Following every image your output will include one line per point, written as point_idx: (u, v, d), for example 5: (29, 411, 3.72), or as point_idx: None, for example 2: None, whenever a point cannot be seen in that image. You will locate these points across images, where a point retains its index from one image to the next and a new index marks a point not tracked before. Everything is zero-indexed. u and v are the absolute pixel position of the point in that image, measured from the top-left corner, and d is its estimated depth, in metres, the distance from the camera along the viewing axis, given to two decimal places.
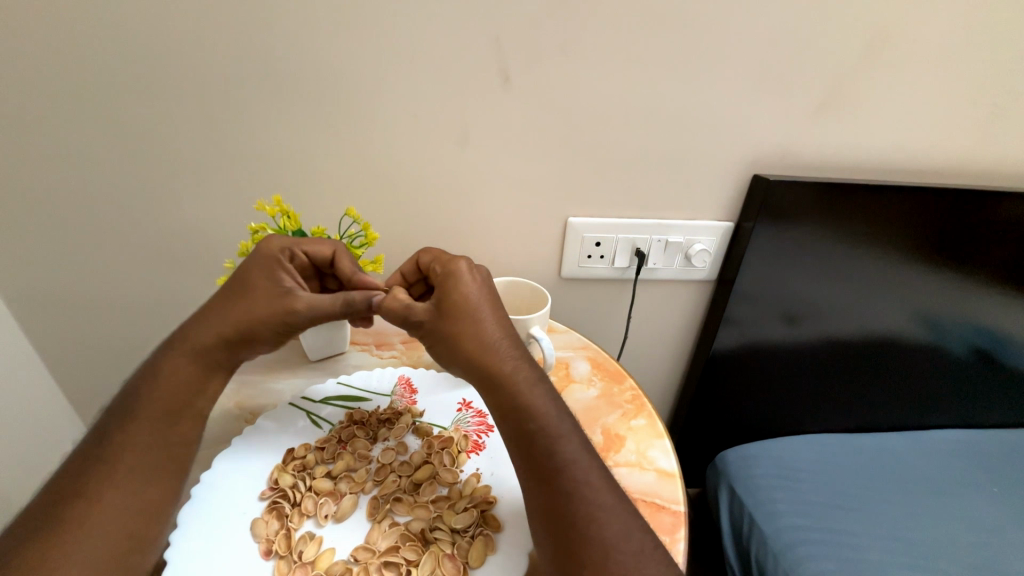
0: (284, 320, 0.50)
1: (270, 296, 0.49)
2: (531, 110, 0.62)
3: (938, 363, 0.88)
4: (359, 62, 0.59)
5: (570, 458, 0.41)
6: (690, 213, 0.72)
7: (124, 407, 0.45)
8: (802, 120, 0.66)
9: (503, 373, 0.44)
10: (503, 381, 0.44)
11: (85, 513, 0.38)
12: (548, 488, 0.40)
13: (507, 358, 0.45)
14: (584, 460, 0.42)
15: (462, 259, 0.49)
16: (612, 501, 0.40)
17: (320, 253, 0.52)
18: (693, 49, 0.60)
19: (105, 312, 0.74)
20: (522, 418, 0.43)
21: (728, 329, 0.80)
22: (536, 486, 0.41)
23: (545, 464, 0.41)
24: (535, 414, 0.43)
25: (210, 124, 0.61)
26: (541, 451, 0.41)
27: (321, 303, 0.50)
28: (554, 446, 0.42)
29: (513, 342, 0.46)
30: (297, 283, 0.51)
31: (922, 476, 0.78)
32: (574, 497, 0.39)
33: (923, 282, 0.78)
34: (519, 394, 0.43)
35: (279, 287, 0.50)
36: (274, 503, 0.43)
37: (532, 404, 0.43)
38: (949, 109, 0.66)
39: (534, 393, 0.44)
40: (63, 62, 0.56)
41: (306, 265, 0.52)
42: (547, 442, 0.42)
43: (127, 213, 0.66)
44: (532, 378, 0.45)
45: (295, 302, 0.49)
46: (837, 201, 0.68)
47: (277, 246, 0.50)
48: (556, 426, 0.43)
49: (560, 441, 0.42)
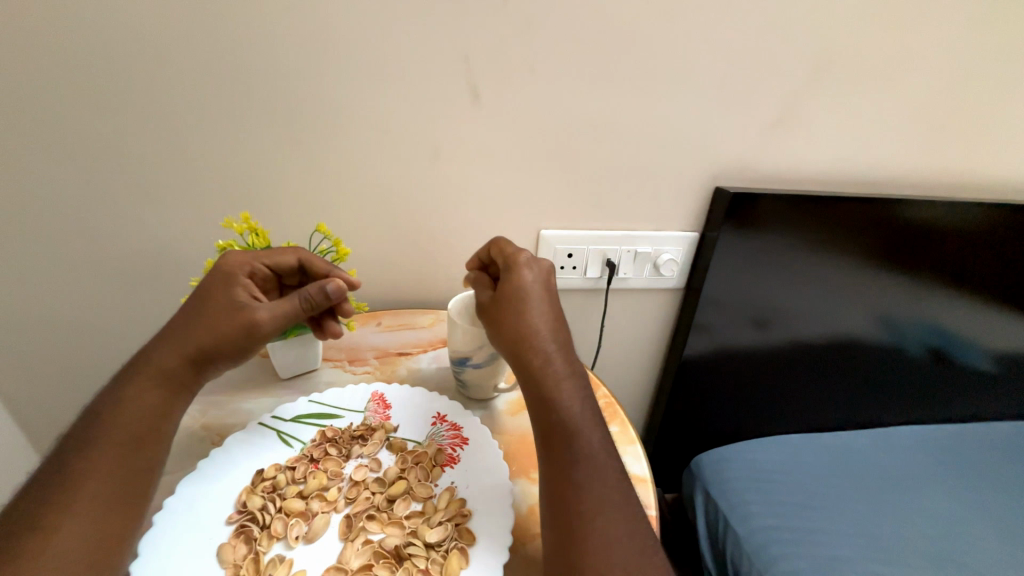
0: (247, 333, 0.49)
1: (230, 312, 0.49)
2: (500, 126, 0.64)
3: (895, 362, 0.93)
4: (329, 79, 0.59)
5: (586, 452, 0.43)
6: (657, 223, 0.74)
7: (82, 433, 0.43)
8: (759, 134, 0.69)
9: (542, 364, 0.47)
10: (541, 371, 0.46)
11: (39, 547, 0.37)
12: (562, 477, 0.42)
13: (549, 349, 0.47)
14: (600, 456, 0.43)
15: (524, 253, 0.51)
16: (618, 500, 0.41)
17: (283, 262, 0.53)
18: (653, 68, 0.63)
19: (61, 333, 0.72)
20: (552, 405, 0.45)
21: (698, 334, 0.82)
22: (551, 474, 0.43)
23: (563, 454, 0.43)
24: (563, 406, 0.45)
25: (175, 142, 0.60)
26: (562, 441, 0.44)
27: (282, 309, 0.50)
28: (575, 438, 0.44)
29: (555, 335, 0.48)
30: (255, 296, 0.51)
31: (885, 472, 0.82)
32: (585, 490, 0.41)
33: (880, 286, 0.82)
34: (554, 385, 0.46)
35: (237, 303, 0.49)
36: (243, 526, 0.43)
37: (563, 396, 0.46)
38: (892, 124, 0.71)
39: (565, 385, 0.46)
40: (17, 78, 0.55)
41: (267, 278, 0.53)
42: (570, 432, 0.44)
43: (87, 232, 0.64)
44: (566, 372, 0.47)
45: (256, 314, 0.49)
46: (794, 210, 0.72)
47: (235, 261, 0.51)
48: (580, 420, 0.45)
49: (581, 434, 0.44)
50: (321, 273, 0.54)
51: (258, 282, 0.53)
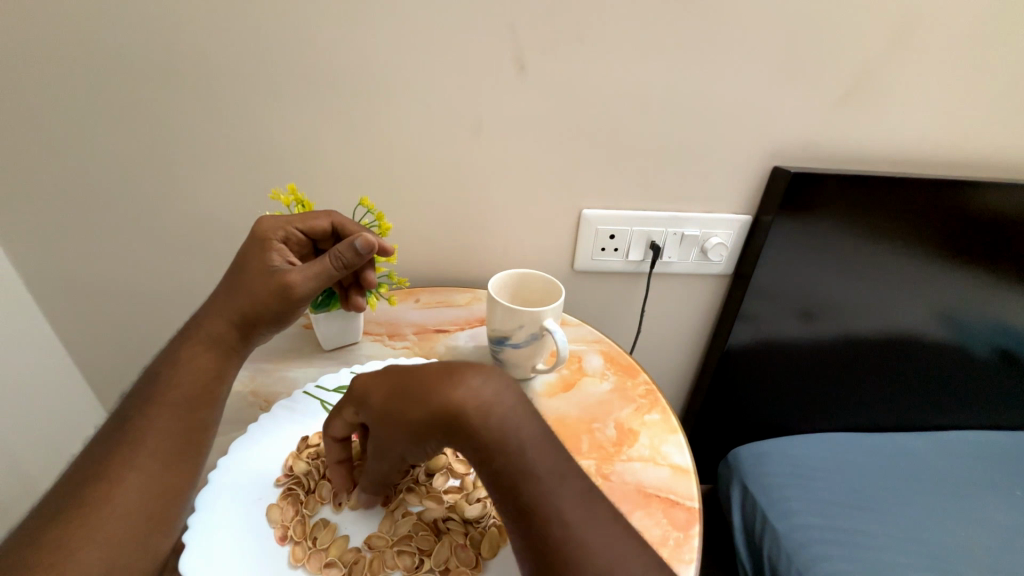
0: (281, 296, 0.49)
1: (264, 275, 0.50)
2: (545, 98, 0.61)
3: (961, 362, 0.85)
4: (371, 49, 0.58)
5: (542, 494, 0.34)
6: (707, 205, 0.70)
7: (143, 393, 0.46)
8: (826, 109, 0.63)
9: (451, 412, 0.36)
10: (454, 421, 0.36)
11: (109, 491, 0.39)
12: (526, 534, 0.34)
13: (446, 401, 0.36)
14: (559, 492, 0.34)
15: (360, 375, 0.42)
16: (593, 540, 0.33)
17: (316, 226, 0.53)
18: (712, 35, 0.58)
19: (124, 298, 0.76)
20: (481, 458, 0.35)
21: (744, 324, 0.78)
22: (514, 533, 0.34)
23: (515, 506, 0.34)
24: (498, 449, 0.35)
25: (224, 114, 0.61)
26: (508, 491, 0.34)
27: (312, 272, 0.50)
28: (523, 483, 0.34)
29: (444, 381, 0.37)
30: (288, 261, 0.52)
31: (943, 476, 0.76)
32: (550, 543, 0.33)
33: (949, 279, 0.75)
34: (476, 428, 0.35)
35: (272, 267, 0.50)
36: (290, 489, 0.44)
37: (489, 440, 0.35)
38: (982, 98, 0.64)
39: (490, 423, 0.35)
40: (79, 51, 0.57)
41: (301, 242, 0.54)
42: (511, 479, 0.34)
43: (144, 202, 0.67)
44: (486, 404, 0.36)
45: (287, 276, 0.49)
46: (860, 194, 0.66)
47: (268, 226, 0.52)
48: (522, 458, 0.35)
49: (524, 473, 0.34)
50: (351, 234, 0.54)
51: (292, 247, 0.53)
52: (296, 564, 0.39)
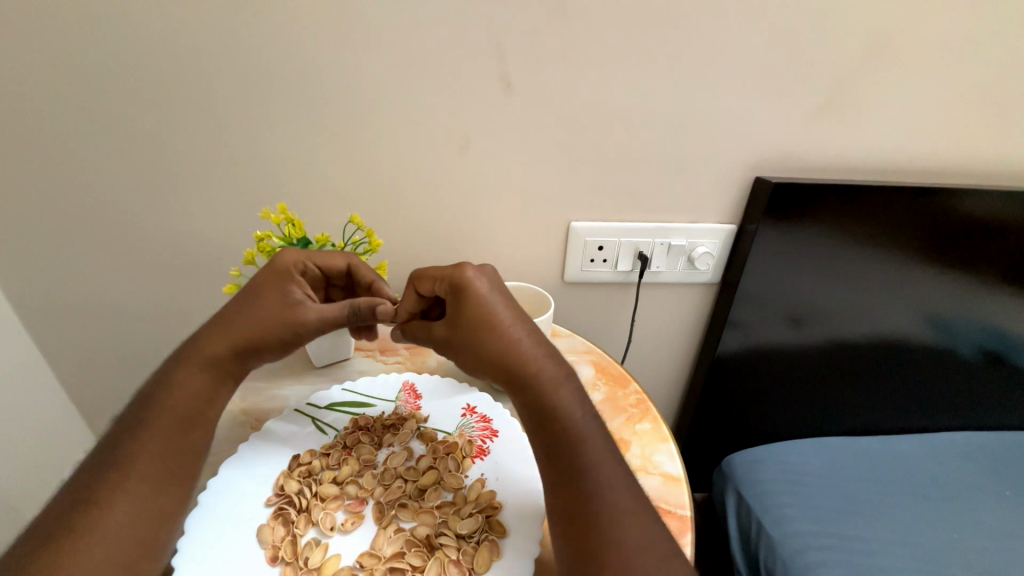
0: (295, 332, 0.51)
1: (283, 310, 0.51)
2: (530, 115, 0.63)
3: (947, 364, 0.87)
4: (359, 70, 0.59)
5: (593, 459, 0.41)
6: (693, 215, 0.72)
7: (132, 414, 0.45)
8: (803, 122, 0.65)
9: (529, 374, 0.44)
10: (529, 381, 0.44)
11: (100, 516, 0.39)
12: (573, 490, 0.40)
13: (529, 363, 0.44)
14: (608, 462, 0.41)
15: (468, 266, 0.48)
16: (632, 505, 0.39)
17: (334, 265, 0.54)
18: (690, 52, 0.60)
19: (112, 319, 0.75)
20: (547, 418, 0.43)
21: (733, 331, 0.79)
22: (561, 490, 0.40)
23: (567, 466, 0.41)
24: (562, 414, 0.43)
25: (214, 135, 0.62)
26: (564, 451, 0.41)
27: (333, 315, 0.52)
28: (579, 445, 0.41)
29: (537, 345, 0.46)
30: (307, 296, 0.53)
31: (933, 479, 0.77)
32: (596, 499, 0.39)
33: (931, 283, 0.77)
34: (547, 394, 0.43)
35: (292, 303, 0.51)
36: (281, 509, 0.44)
37: (556, 405, 0.43)
38: (952, 109, 0.66)
39: (558, 392, 0.44)
40: (68, 75, 0.58)
41: (317, 278, 0.54)
42: (570, 443, 0.41)
43: (133, 223, 0.67)
44: (558, 377, 0.44)
45: (308, 315, 0.51)
46: (838, 203, 0.68)
47: (290, 260, 0.52)
48: (581, 426, 0.42)
49: (584, 440, 0.41)
50: (366, 279, 0.55)
51: (309, 281, 0.54)
52: None
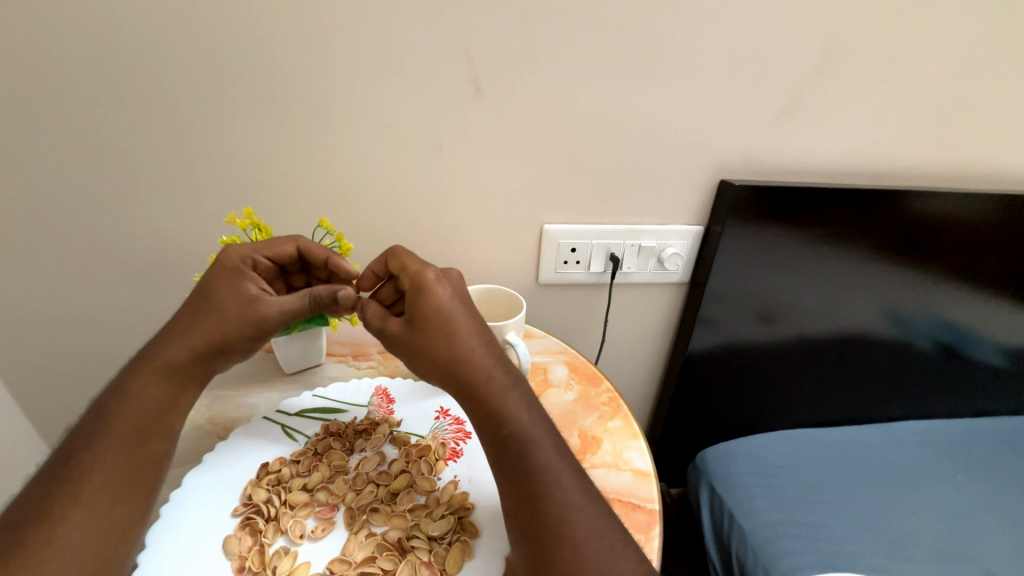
0: (254, 326, 0.49)
1: (236, 304, 0.49)
2: (502, 120, 0.64)
3: (904, 357, 0.91)
4: (329, 74, 0.59)
5: (542, 462, 0.41)
6: (661, 217, 0.74)
7: (88, 427, 0.44)
8: (764, 127, 0.68)
9: (478, 379, 0.44)
10: (478, 387, 0.44)
11: (49, 537, 0.37)
12: (524, 493, 0.40)
13: (478, 367, 0.44)
14: (557, 463, 0.41)
15: (428, 268, 0.48)
16: (582, 502, 0.40)
17: (281, 252, 0.53)
18: (655, 60, 0.62)
19: (71, 329, 0.73)
20: (496, 424, 0.43)
21: (703, 329, 0.81)
22: (513, 494, 0.41)
23: (517, 470, 0.41)
24: (510, 419, 0.43)
25: (179, 138, 0.61)
26: (514, 455, 0.42)
27: (292, 304, 0.50)
28: (529, 448, 0.42)
29: (487, 348, 0.46)
30: (263, 289, 0.51)
31: (891, 467, 0.81)
32: (545, 502, 0.39)
33: (886, 279, 0.81)
34: (495, 400, 0.43)
35: (246, 297, 0.50)
36: (248, 518, 0.43)
37: (505, 410, 0.43)
38: (901, 115, 0.70)
39: (505, 397, 0.44)
40: (22, 78, 0.56)
41: (269, 269, 0.53)
42: (519, 447, 0.42)
43: (93, 229, 0.65)
44: (506, 383, 0.44)
45: (264, 307, 0.49)
46: (798, 204, 0.71)
47: (235, 255, 0.51)
48: (530, 429, 0.42)
49: (532, 444, 0.42)
50: (319, 259, 0.54)
51: (262, 274, 0.53)
52: None
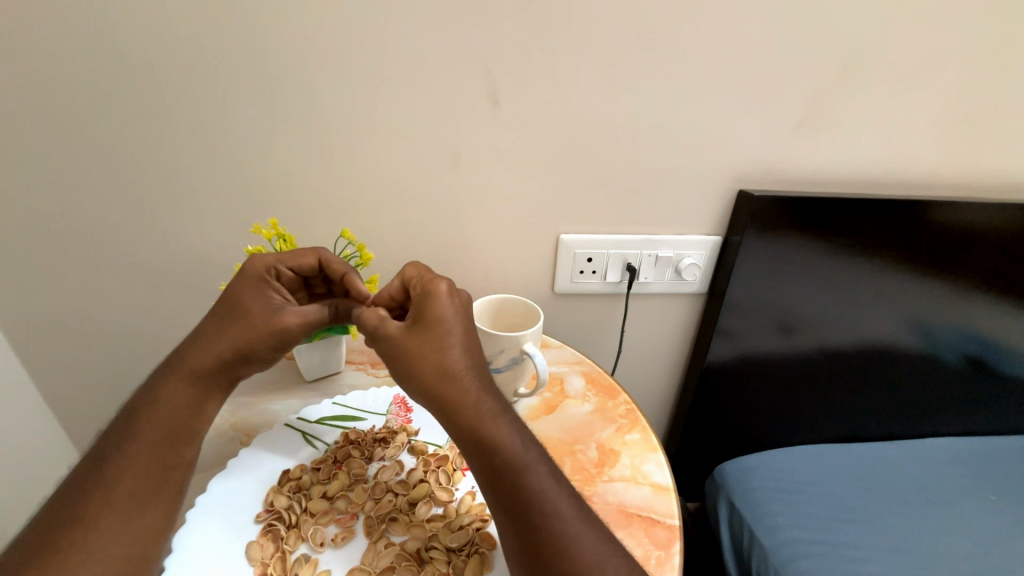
0: (277, 337, 0.49)
1: (262, 314, 0.50)
2: (520, 131, 0.64)
3: (930, 371, 0.89)
4: (352, 88, 0.61)
5: (538, 489, 0.40)
6: (678, 227, 0.73)
7: (120, 431, 0.45)
8: (784, 136, 0.68)
9: (467, 404, 0.43)
10: (468, 412, 0.43)
11: (82, 540, 0.39)
12: (519, 525, 0.39)
13: (469, 391, 0.43)
14: (553, 491, 0.41)
15: (438, 281, 0.48)
16: (579, 531, 0.40)
17: (304, 263, 0.54)
18: (674, 70, 0.62)
19: (100, 334, 0.75)
20: (487, 452, 0.41)
21: (722, 340, 0.80)
22: (508, 524, 0.40)
23: (512, 499, 0.40)
24: (501, 446, 0.41)
25: (208, 150, 0.63)
26: (508, 483, 0.41)
27: (314, 316, 0.51)
28: (522, 477, 0.41)
29: (479, 370, 0.45)
30: (286, 299, 0.53)
31: (919, 484, 0.78)
32: (544, 530, 0.39)
33: (910, 291, 0.79)
34: (485, 425, 0.42)
35: (271, 305, 0.51)
36: (270, 525, 0.44)
37: (495, 436, 0.42)
38: (926, 124, 0.69)
39: (494, 422, 0.42)
40: (64, 95, 0.58)
41: (292, 280, 0.55)
42: (513, 475, 0.41)
43: (125, 238, 0.67)
44: (497, 407, 0.44)
45: (287, 318, 0.50)
46: (818, 215, 0.70)
47: (261, 265, 0.52)
48: (523, 456, 0.42)
49: (528, 471, 0.41)
50: (337, 273, 0.54)
51: (284, 283, 0.54)
52: None
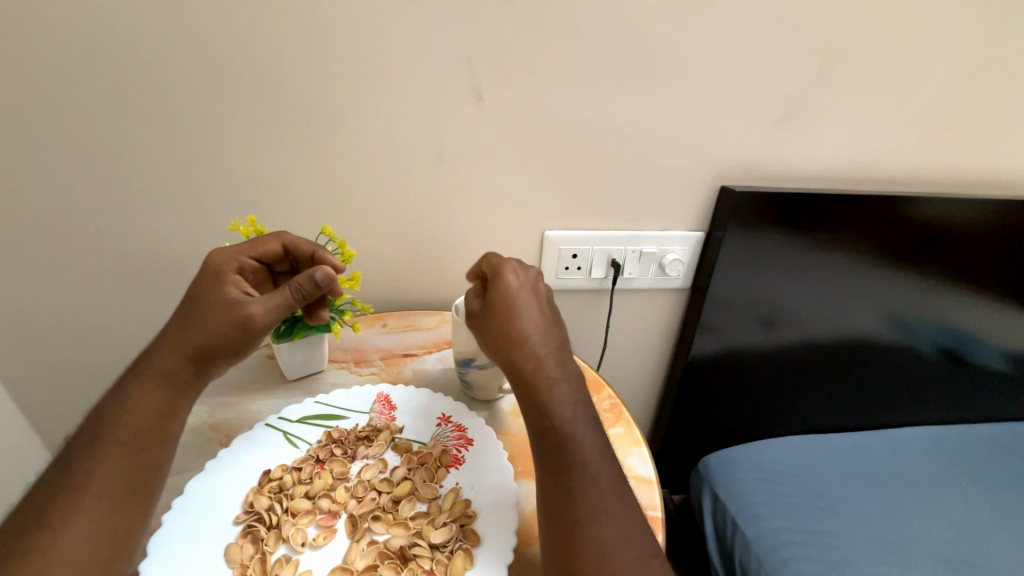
0: (243, 329, 0.48)
1: (220, 309, 0.48)
2: (503, 127, 0.64)
3: (906, 362, 0.91)
4: (332, 82, 0.60)
5: (583, 457, 0.43)
6: (662, 223, 0.74)
7: (91, 433, 0.44)
8: (764, 132, 0.68)
9: (535, 371, 0.46)
10: (535, 378, 0.46)
11: (48, 546, 0.38)
12: (561, 488, 0.42)
13: (534, 358, 0.46)
14: (596, 462, 0.43)
15: (509, 260, 0.50)
16: (614, 506, 0.41)
17: (267, 250, 0.53)
18: (655, 66, 0.63)
19: (73, 334, 0.73)
20: (544, 412, 0.45)
21: (705, 334, 0.81)
22: (550, 485, 0.42)
23: (558, 461, 0.43)
24: (559, 412, 0.45)
25: (182, 145, 0.61)
26: (556, 446, 0.43)
27: (275, 300, 0.49)
28: (574, 444, 0.43)
29: (548, 340, 0.47)
30: (246, 291, 0.51)
31: (896, 473, 0.80)
32: (580, 495, 0.41)
33: (887, 285, 0.81)
34: (548, 393, 0.45)
35: (229, 300, 0.49)
36: (249, 527, 0.43)
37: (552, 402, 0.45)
38: (901, 121, 0.70)
39: (557, 392, 0.45)
40: (29, 88, 0.56)
41: (256, 270, 0.53)
42: (562, 439, 0.44)
43: (97, 236, 0.65)
44: (557, 375, 0.46)
45: (245, 308, 0.48)
46: (797, 210, 0.71)
47: (221, 258, 0.51)
48: (572, 425, 0.44)
49: (575, 438, 0.44)
50: (305, 254, 0.54)
51: (248, 276, 0.53)
52: None
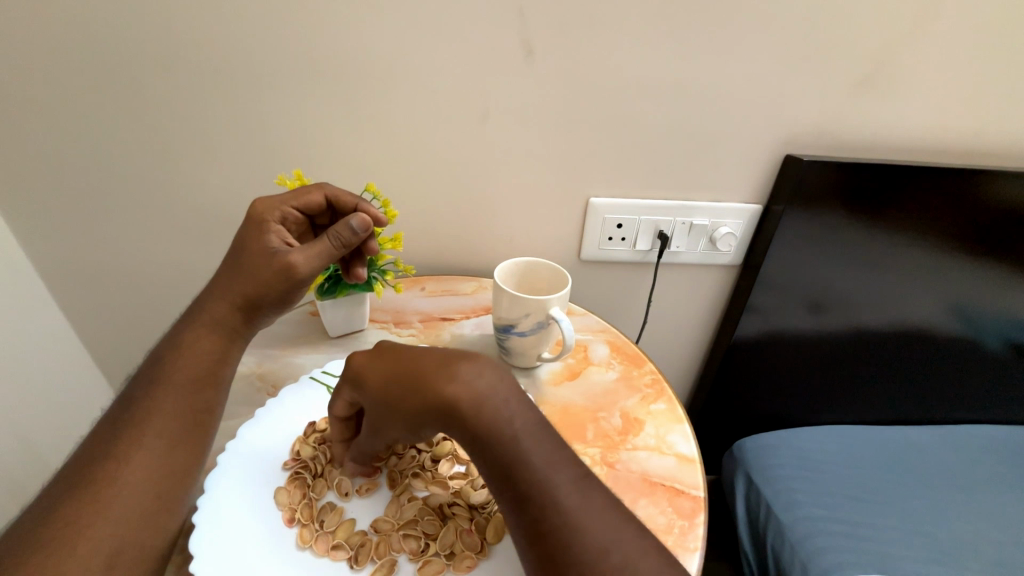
0: (286, 278, 0.48)
1: (265, 260, 0.49)
2: (553, 84, 0.60)
3: (972, 356, 0.84)
4: (378, 32, 0.57)
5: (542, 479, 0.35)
6: (716, 194, 0.69)
7: (150, 374, 0.46)
8: (841, 96, 0.62)
9: (451, 403, 0.36)
10: (456, 414, 0.36)
11: (115, 475, 0.40)
12: (535, 530, 0.34)
13: (447, 397, 0.36)
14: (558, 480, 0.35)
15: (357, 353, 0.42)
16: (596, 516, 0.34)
17: (310, 202, 0.52)
18: (725, 17, 0.57)
19: (131, 282, 0.76)
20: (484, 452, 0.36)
21: (752, 316, 0.77)
22: (526, 530, 0.34)
23: (517, 497, 0.35)
24: (500, 440, 0.35)
25: (229, 98, 0.61)
26: (511, 479, 0.35)
27: (315, 249, 0.49)
28: (526, 470, 0.35)
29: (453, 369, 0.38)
30: (287, 242, 0.51)
31: (951, 471, 0.75)
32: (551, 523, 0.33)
33: (961, 273, 0.74)
34: (476, 421, 0.36)
35: (271, 251, 0.49)
36: (297, 473, 0.45)
37: (486, 436, 0.35)
38: (1007, 86, 0.62)
39: (488, 416, 0.36)
40: (85, 35, 0.57)
41: (299, 222, 0.53)
42: (512, 471, 0.35)
43: (151, 187, 0.67)
44: (481, 402, 0.36)
45: (287, 258, 0.48)
46: (870, 186, 0.65)
47: (264, 208, 0.51)
48: (519, 450, 0.35)
49: (526, 463, 0.35)
50: (347, 206, 0.54)
51: (290, 227, 0.53)
52: (303, 546, 0.40)
